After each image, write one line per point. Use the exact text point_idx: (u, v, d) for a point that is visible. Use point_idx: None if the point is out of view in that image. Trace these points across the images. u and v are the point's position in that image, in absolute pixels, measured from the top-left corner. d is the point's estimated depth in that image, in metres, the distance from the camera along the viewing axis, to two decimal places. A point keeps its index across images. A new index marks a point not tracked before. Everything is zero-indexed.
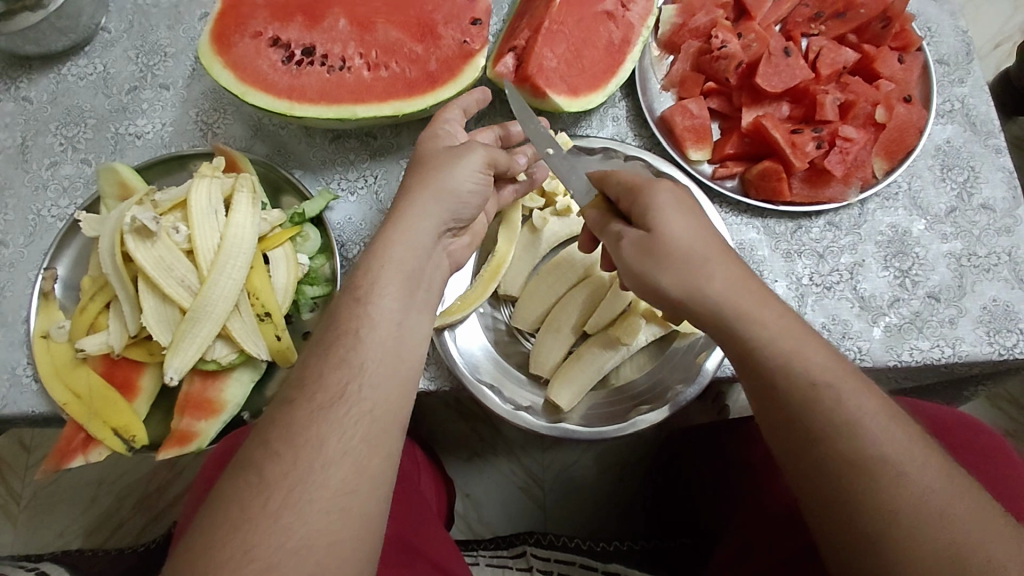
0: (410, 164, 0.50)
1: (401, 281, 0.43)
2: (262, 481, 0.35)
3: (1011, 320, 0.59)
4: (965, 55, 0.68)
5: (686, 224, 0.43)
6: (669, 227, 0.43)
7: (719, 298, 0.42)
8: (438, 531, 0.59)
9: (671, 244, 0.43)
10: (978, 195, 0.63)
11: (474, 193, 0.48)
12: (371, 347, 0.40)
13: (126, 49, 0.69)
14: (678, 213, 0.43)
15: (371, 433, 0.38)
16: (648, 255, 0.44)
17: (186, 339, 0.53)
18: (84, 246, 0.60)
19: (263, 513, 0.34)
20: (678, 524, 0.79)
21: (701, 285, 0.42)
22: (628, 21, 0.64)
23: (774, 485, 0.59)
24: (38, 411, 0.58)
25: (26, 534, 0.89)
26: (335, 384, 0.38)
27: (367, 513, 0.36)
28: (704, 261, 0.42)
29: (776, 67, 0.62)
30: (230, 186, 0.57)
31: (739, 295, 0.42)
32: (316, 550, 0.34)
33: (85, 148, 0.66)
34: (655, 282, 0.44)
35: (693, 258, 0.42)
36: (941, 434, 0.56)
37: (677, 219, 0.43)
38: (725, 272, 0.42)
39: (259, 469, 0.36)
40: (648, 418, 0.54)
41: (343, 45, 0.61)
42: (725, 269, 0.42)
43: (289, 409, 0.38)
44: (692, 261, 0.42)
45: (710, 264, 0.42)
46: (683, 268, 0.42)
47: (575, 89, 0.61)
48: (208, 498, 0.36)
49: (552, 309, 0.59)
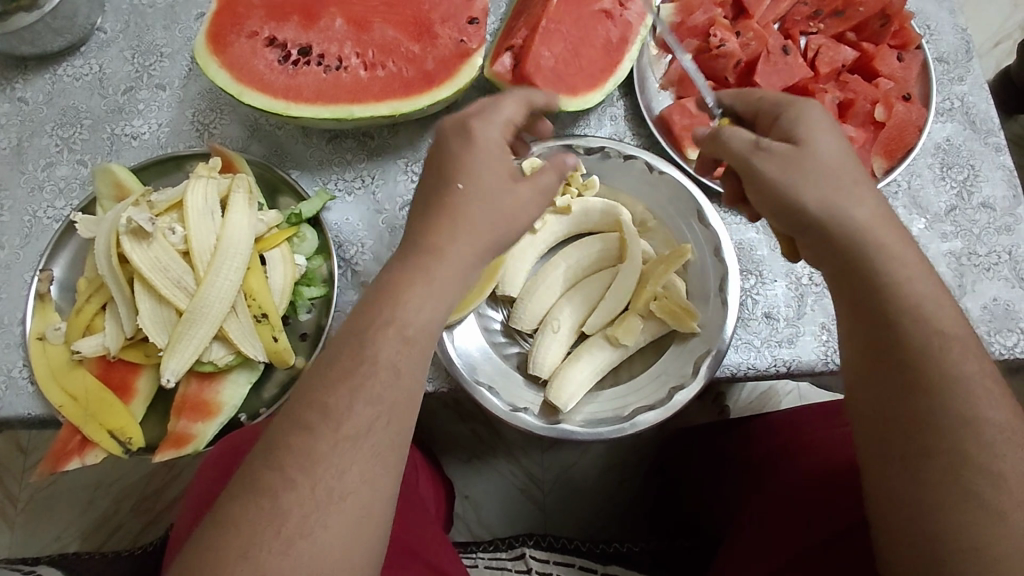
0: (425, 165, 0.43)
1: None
2: (272, 494, 0.35)
3: (1012, 319, 0.58)
4: (965, 52, 0.68)
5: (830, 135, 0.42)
6: (822, 144, 0.42)
7: (872, 217, 0.41)
8: (439, 534, 0.60)
9: (824, 157, 0.41)
10: (978, 194, 0.63)
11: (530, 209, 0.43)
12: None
13: (121, 49, 0.68)
14: (828, 128, 0.43)
15: None
16: (795, 173, 0.41)
17: (183, 341, 0.52)
18: (80, 247, 0.60)
19: (274, 525, 0.34)
20: (678, 527, 0.79)
21: (848, 208, 0.41)
22: (626, 20, 0.64)
23: (776, 484, 0.60)
24: (34, 413, 0.57)
25: (23, 538, 0.89)
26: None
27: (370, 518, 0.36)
28: (851, 183, 0.42)
29: (775, 65, 0.63)
30: (227, 187, 0.56)
31: (885, 227, 0.41)
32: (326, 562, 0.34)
33: (81, 149, 0.65)
34: (798, 201, 0.41)
35: (843, 174, 0.41)
36: None
37: (828, 134, 0.42)
38: (872, 198, 0.42)
39: (268, 482, 0.35)
40: (647, 419, 0.53)
41: (339, 45, 0.61)
42: (870, 196, 0.42)
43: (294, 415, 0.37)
44: (841, 180, 0.41)
45: (860, 186, 0.42)
46: (830, 186, 0.41)
47: (573, 89, 0.61)
48: (216, 506, 0.36)
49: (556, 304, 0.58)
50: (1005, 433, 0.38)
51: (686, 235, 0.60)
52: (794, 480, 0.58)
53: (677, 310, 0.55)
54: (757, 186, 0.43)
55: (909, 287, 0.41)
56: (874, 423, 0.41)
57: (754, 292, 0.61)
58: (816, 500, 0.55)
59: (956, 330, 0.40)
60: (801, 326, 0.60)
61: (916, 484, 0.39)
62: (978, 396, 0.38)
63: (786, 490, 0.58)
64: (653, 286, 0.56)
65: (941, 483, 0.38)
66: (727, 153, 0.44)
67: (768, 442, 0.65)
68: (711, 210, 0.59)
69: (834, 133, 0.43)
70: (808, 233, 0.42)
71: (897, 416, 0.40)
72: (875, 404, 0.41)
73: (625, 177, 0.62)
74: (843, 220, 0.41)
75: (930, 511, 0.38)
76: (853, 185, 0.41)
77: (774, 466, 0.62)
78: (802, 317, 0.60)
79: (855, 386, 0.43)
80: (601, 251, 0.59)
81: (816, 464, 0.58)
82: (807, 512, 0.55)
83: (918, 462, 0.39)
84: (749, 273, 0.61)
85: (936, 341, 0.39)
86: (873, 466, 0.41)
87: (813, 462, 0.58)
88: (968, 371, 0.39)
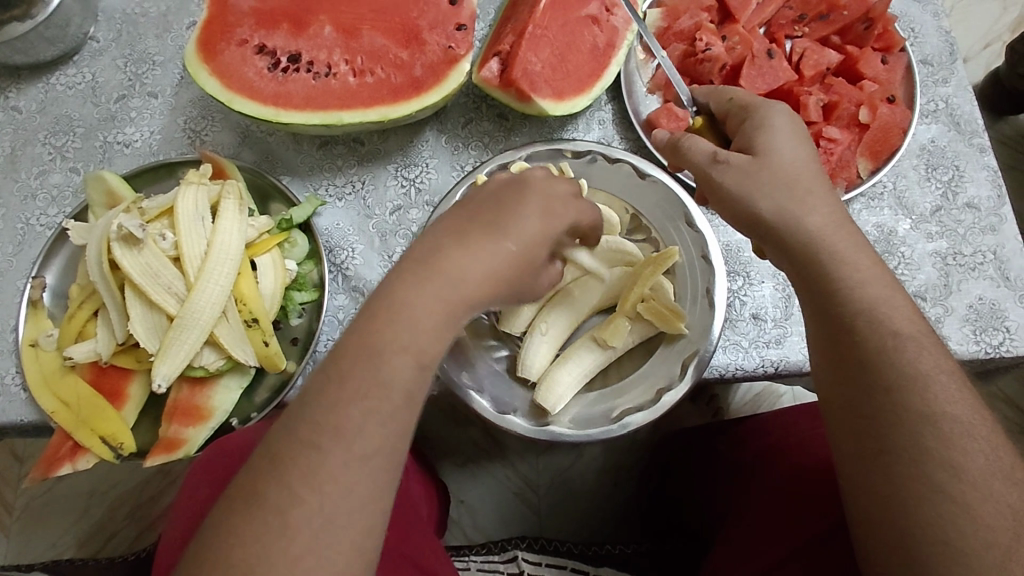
0: None
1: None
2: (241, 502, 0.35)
3: (997, 318, 0.59)
4: (949, 55, 0.68)
5: (790, 149, 0.46)
6: (779, 153, 0.45)
7: (824, 220, 0.44)
8: (429, 536, 0.60)
9: (780, 163, 0.45)
10: (964, 194, 0.63)
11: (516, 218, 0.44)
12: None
13: (113, 58, 0.69)
14: (787, 137, 0.46)
15: None
16: (749, 179, 0.45)
17: (173, 346, 0.53)
18: (74, 254, 0.60)
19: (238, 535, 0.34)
20: (670, 527, 0.80)
21: (797, 213, 0.44)
22: (612, 25, 0.64)
23: (764, 482, 0.61)
24: (27, 420, 0.58)
25: (18, 546, 0.89)
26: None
27: None
28: (804, 193, 0.44)
29: (759, 69, 0.64)
30: (218, 193, 0.57)
31: (835, 232, 0.44)
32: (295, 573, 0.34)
33: (74, 157, 0.66)
34: (754, 210, 0.45)
35: (797, 187, 0.45)
36: None
37: (786, 143, 0.46)
38: (824, 203, 0.44)
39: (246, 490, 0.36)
40: (636, 420, 0.53)
41: (329, 52, 0.61)
42: (826, 201, 0.45)
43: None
44: (796, 185, 0.45)
45: (813, 196, 0.44)
46: (782, 191, 0.44)
47: (561, 93, 0.61)
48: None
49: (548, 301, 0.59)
50: (975, 425, 0.39)
51: (674, 239, 0.60)
52: (782, 480, 0.59)
53: (664, 312, 0.55)
54: (716, 192, 0.47)
55: (877, 286, 0.43)
56: (846, 419, 0.42)
57: (742, 292, 0.61)
58: (808, 498, 0.55)
59: (913, 332, 0.41)
60: (789, 326, 0.60)
61: (889, 476, 0.39)
62: (952, 393, 0.39)
63: (775, 489, 0.59)
64: (641, 287, 0.56)
65: (917, 480, 0.38)
66: (688, 160, 0.48)
67: (758, 442, 0.66)
68: (697, 213, 0.59)
69: (793, 142, 0.46)
70: (765, 237, 0.46)
71: (864, 411, 0.41)
72: (844, 399, 0.42)
73: (613, 180, 0.62)
74: (792, 220, 0.44)
75: (902, 500, 0.38)
76: (807, 189, 0.45)
77: (763, 465, 0.63)
78: (790, 318, 0.60)
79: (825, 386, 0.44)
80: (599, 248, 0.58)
81: (804, 463, 0.58)
82: (800, 510, 0.55)
83: (883, 450, 0.40)
84: (737, 274, 0.62)
85: (903, 340, 0.41)
86: (847, 459, 0.42)
87: (798, 462, 0.59)
88: (941, 367, 0.40)
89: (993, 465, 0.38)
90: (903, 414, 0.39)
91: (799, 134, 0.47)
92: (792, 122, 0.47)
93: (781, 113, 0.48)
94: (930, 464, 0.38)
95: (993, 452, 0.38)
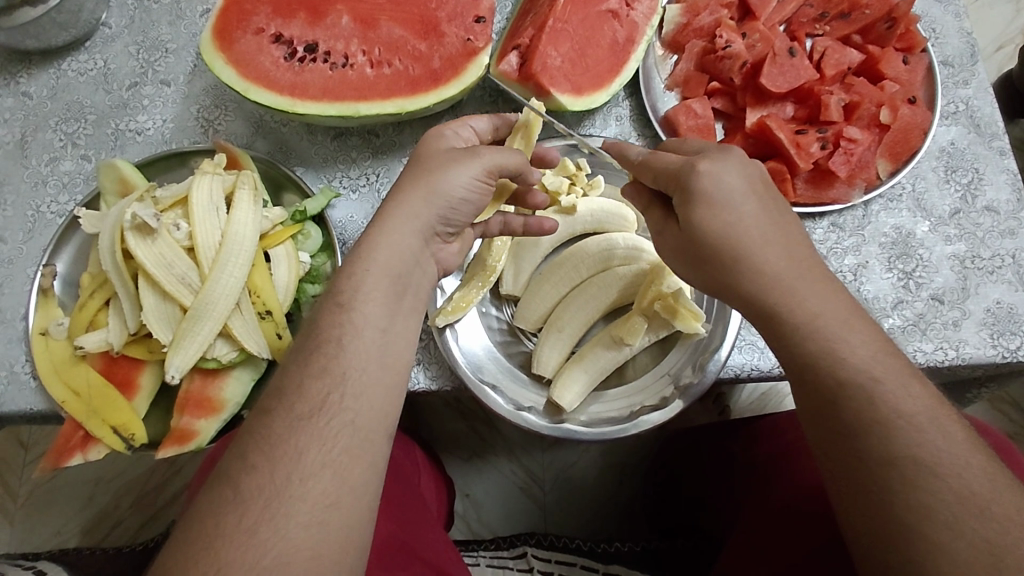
0: (417, 248, 0.44)
1: (385, 279, 0.42)
2: (236, 495, 0.35)
3: (1015, 322, 0.58)
4: (970, 56, 0.68)
5: (721, 219, 0.43)
6: (704, 225, 0.44)
7: (755, 284, 0.43)
8: (438, 532, 0.59)
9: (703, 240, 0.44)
10: (983, 197, 0.63)
11: (467, 200, 0.46)
12: (347, 350, 0.39)
13: (126, 45, 0.68)
14: (725, 207, 0.43)
15: (351, 441, 0.37)
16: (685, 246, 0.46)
17: (187, 338, 0.52)
18: (84, 242, 0.59)
19: (237, 529, 0.34)
20: (674, 526, 0.80)
21: (728, 279, 0.45)
22: (632, 20, 0.64)
23: (780, 484, 0.60)
24: (35, 409, 0.57)
25: (23, 533, 0.89)
26: (316, 393, 0.38)
27: (348, 527, 0.36)
28: (736, 260, 0.44)
29: (781, 67, 0.63)
30: (232, 183, 0.56)
31: (800, 276, 0.43)
32: (294, 566, 0.34)
33: (86, 144, 0.65)
34: (699, 267, 0.46)
35: (724, 257, 0.44)
36: (1006, 453, 0.56)
37: (717, 214, 0.43)
38: (765, 268, 0.43)
39: (239, 484, 0.35)
40: (651, 420, 0.54)
41: (345, 42, 0.60)
42: (769, 265, 0.43)
43: (269, 417, 0.37)
44: (728, 253, 0.44)
45: (750, 259, 0.43)
46: (713, 260, 0.45)
47: (580, 89, 0.61)
48: (192, 505, 0.36)
49: (564, 299, 0.59)
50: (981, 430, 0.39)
51: None
52: (793, 482, 0.58)
53: (682, 311, 0.54)
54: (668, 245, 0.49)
55: None
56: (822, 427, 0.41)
57: None
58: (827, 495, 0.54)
59: None
60: None
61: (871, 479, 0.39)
62: None
63: (788, 492, 0.58)
64: (657, 287, 0.55)
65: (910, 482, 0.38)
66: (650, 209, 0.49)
67: (771, 444, 0.65)
68: None
69: (731, 209, 0.43)
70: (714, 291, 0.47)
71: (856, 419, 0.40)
72: None
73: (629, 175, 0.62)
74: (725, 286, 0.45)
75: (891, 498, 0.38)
76: (736, 258, 0.44)
77: (777, 465, 0.62)
78: None
79: (794, 392, 0.43)
80: (618, 245, 0.59)
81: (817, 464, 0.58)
82: (813, 507, 0.55)
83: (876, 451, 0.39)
84: None
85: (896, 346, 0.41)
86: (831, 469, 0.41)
87: (809, 464, 0.59)
88: None
89: (994, 475, 0.38)
90: (895, 419, 0.39)
91: (739, 199, 0.43)
92: (732, 185, 0.43)
93: (725, 173, 0.44)
94: (930, 465, 0.38)
95: (990, 457, 0.39)
